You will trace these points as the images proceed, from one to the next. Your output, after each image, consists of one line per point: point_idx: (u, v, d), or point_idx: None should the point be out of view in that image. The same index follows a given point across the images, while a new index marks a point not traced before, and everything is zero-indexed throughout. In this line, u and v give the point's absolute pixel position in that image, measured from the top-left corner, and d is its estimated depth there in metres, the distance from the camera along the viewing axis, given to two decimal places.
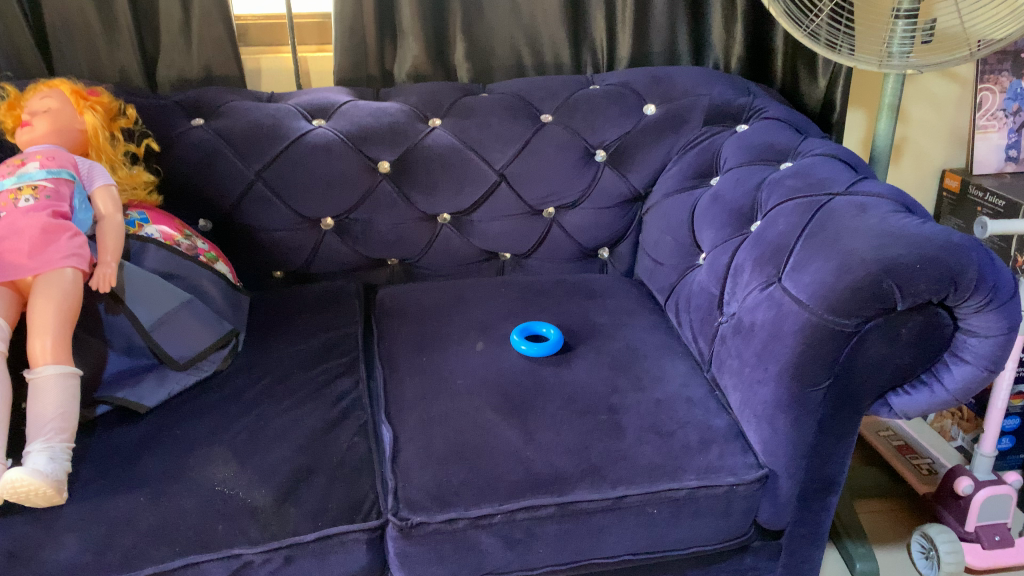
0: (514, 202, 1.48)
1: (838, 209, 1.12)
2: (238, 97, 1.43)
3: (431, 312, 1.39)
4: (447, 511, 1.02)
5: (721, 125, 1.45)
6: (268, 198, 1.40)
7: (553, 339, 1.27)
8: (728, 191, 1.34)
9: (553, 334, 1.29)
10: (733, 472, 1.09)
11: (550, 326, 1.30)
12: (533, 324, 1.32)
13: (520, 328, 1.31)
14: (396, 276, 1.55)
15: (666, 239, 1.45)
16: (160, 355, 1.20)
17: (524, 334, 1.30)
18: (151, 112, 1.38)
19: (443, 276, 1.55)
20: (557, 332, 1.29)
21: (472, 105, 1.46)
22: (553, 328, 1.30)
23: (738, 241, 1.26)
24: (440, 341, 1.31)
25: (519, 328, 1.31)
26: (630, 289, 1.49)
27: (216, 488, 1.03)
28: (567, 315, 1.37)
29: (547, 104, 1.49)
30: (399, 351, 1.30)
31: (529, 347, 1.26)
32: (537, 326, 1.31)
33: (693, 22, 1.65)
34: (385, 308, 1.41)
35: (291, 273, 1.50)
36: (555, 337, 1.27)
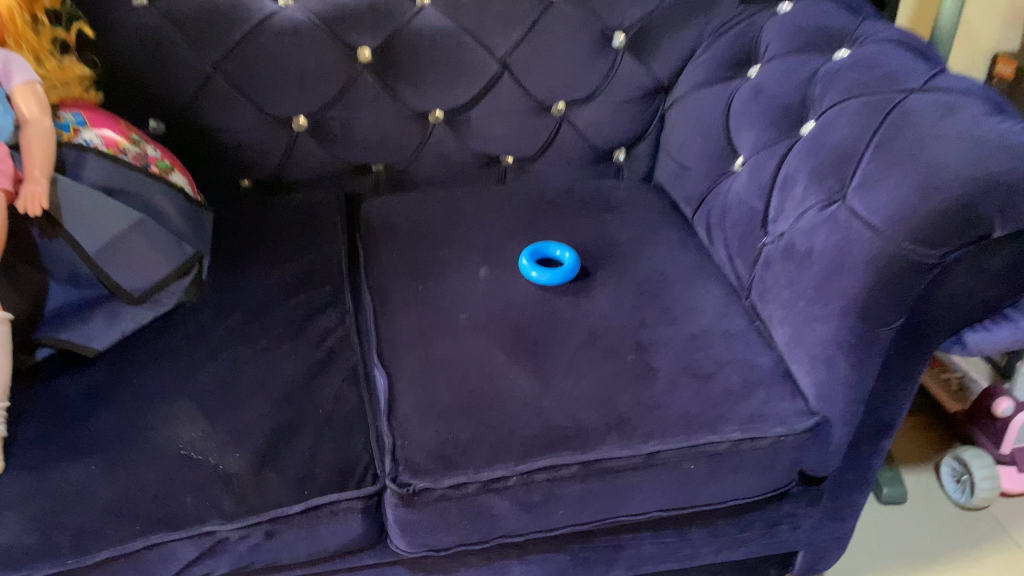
0: (519, 98, 1.27)
1: (917, 110, 0.92)
2: None
3: (427, 230, 1.21)
4: (454, 475, 0.87)
5: (761, 4, 1.24)
6: (230, 94, 1.19)
7: (570, 263, 1.10)
8: (772, 85, 1.14)
9: (568, 257, 1.12)
10: (782, 420, 0.94)
11: (564, 247, 1.13)
12: (544, 245, 1.14)
13: (528, 250, 1.13)
14: (383, 185, 1.34)
15: (697, 141, 1.26)
16: (111, 288, 1.01)
17: (533, 257, 1.13)
18: None
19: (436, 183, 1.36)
20: (572, 255, 1.12)
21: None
22: (568, 250, 1.13)
23: (788, 146, 1.07)
24: (438, 266, 1.14)
25: (528, 250, 1.14)
26: (651, 198, 1.31)
27: (180, 451, 0.88)
28: (582, 232, 1.20)
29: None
30: (391, 277, 1.13)
31: (541, 274, 1.09)
32: (549, 248, 1.14)
33: None
34: (373, 226, 1.23)
35: (260, 182, 1.29)
36: (571, 261, 1.10)
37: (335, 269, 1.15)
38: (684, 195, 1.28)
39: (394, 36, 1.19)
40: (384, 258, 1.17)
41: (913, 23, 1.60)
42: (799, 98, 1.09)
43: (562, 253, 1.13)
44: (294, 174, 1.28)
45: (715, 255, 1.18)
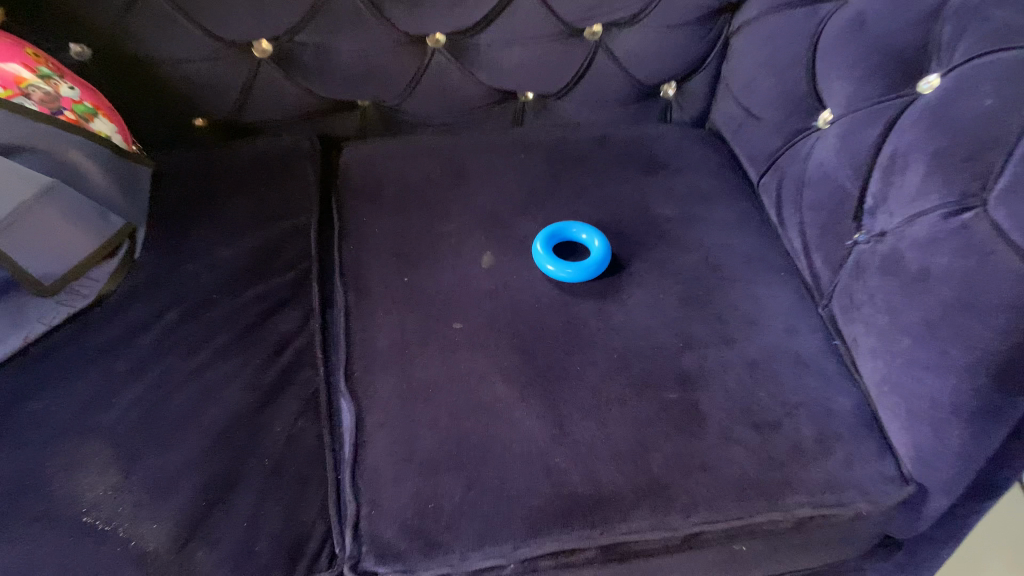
0: (541, 22, 0.97)
1: None
2: None
3: (420, 192, 0.96)
4: (433, 562, 0.66)
5: None
6: (168, 13, 0.90)
7: (597, 254, 0.85)
8: (877, 14, 0.84)
9: (595, 245, 0.87)
10: (865, 490, 0.72)
11: (590, 230, 0.88)
12: (566, 226, 0.88)
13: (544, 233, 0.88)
14: (369, 127, 1.09)
15: (769, 83, 0.98)
16: (12, 275, 0.77)
17: (551, 241, 0.88)
18: None
19: (438, 125, 1.10)
20: (601, 241, 0.86)
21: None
22: (596, 233, 0.87)
23: (897, 109, 0.79)
24: (430, 246, 0.90)
25: (544, 231, 0.89)
26: (707, 152, 1.03)
27: (83, 517, 0.67)
28: (616, 203, 0.94)
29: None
30: (372, 260, 0.89)
31: (563, 270, 0.84)
32: (572, 230, 0.88)
33: None
34: (356, 184, 0.98)
35: (218, 122, 1.04)
36: (599, 251, 0.85)
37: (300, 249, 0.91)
38: (751, 146, 1.02)
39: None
40: (364, 235, 0.92)
41: None
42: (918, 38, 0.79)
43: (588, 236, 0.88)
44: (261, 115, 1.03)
45: (790, 238, 0.92)
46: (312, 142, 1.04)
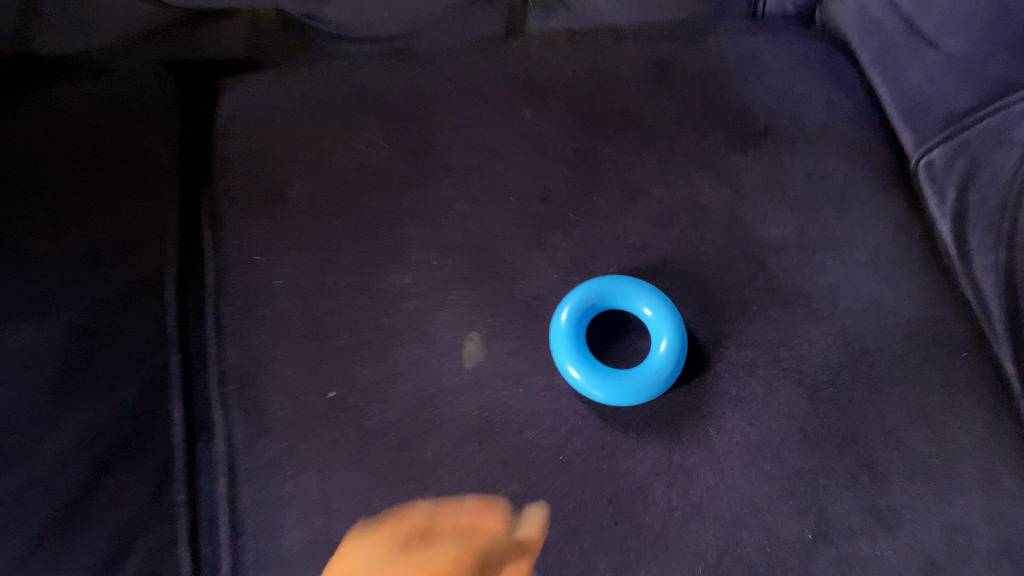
0: None
1: None
2: None
3: (347, 200, 0.56)
4: None
5: None
6: None
7: (657, 367, 0.49)
8: None
9: (659, 342, 0.50)
10: None
11: (660, 310, 0.50)
12: (624, 288, 0.51)
13: (582, 287, 0.51)
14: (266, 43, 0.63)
15: None
16: None
17: (592, 307, 0.51)
18: None
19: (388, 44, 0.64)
20: (672, 345, 0.49)
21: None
22: (670, 322, 0.50)
23: None
24: (369, 328, 0.52)
25: (585, 284, 0.51)
26: (832, 91, 0.61)
27: None
28: (684, 226, 0.56)
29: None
30: (272, 349, 0.52)
31: (590, 385, 0.48)
32: (631, 297, 0.51)
33: None
34: (239, 180, 0.57)
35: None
36: (659, 364, 0.49)
37: (147, 327, 0.51)
38: (908, 88, 0.59)
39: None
40: (256, 295, 0.54)
41: None
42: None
43: (655, 318, 0.50)
44: (71, 29, 0.57)
45: (987, 294, 0.53)
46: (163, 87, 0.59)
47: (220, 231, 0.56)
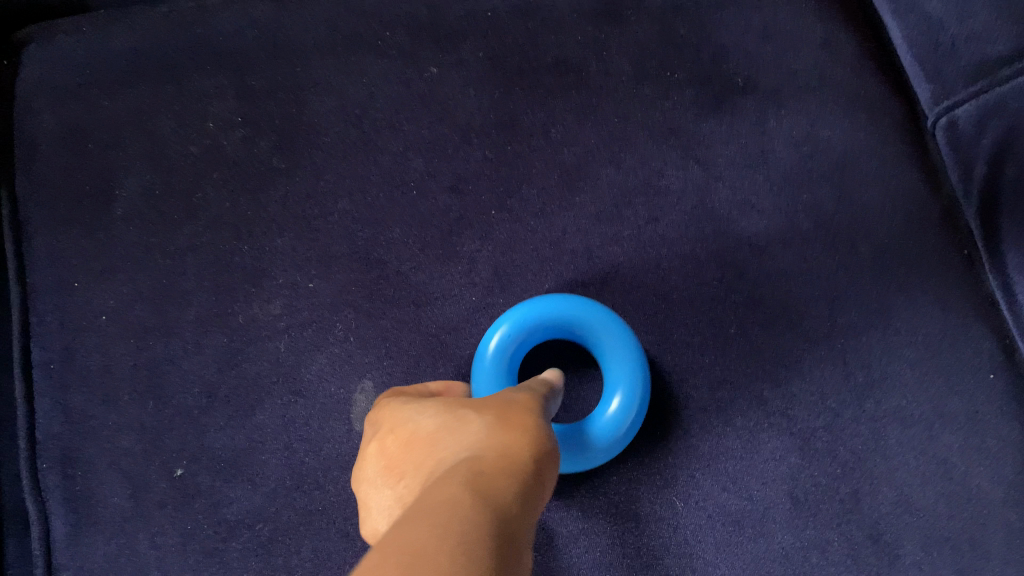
0: None
1: None
2: None
3: (206, 206, 0.44)
4: None
5: None
6: None
7: (601, 435, 0.37)
8: None
9: (609, 398, 0.38)
10: None
11: (615, 358, 0.38)
12: (573, 319, 0.38)
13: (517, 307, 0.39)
14: None
15: None
16: None
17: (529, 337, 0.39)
18: None
19: None
20: (625, 409, 0.37)
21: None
22: (628, 375, 0.38)
23: None
24: (237, 377, 0.41)
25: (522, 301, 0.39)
26: (834, 25, 0.47)
27: None
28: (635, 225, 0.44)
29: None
30: (112, 413, 0.41)
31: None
32: (582, 330, 0.39)
33: None
34: (54, 180, 0.44)
35: None
36: (604, 431, 0.37)
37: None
38: (929, 20, 0.43)
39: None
40: (86, 340, 0.42)
41: None
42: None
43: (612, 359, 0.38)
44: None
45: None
46: None
47: (25, 257, 0.43)
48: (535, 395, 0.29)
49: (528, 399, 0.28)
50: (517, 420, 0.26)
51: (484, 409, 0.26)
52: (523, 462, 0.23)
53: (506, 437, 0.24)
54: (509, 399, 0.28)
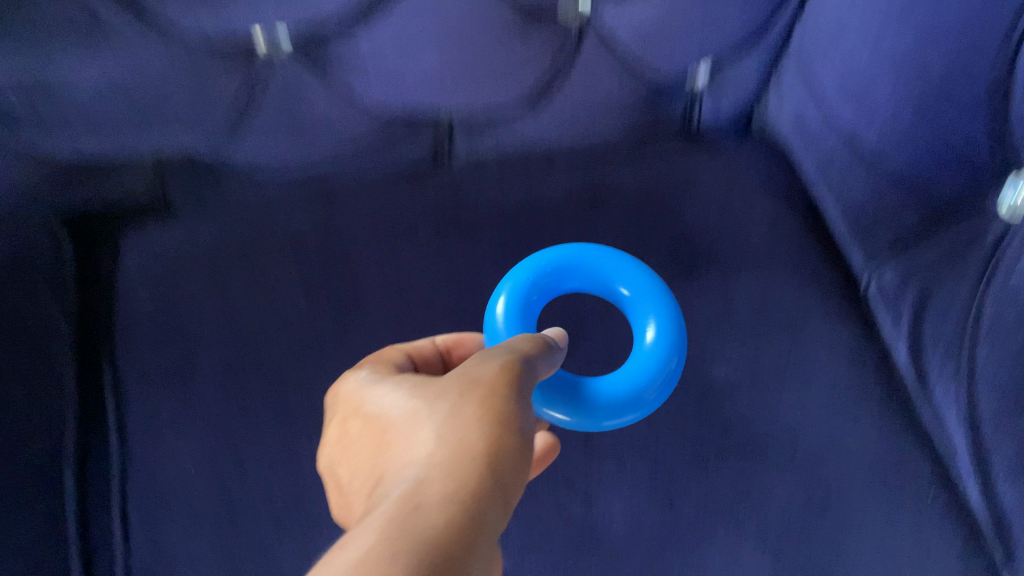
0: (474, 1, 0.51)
1: None
2: None
3: (272, 367, 0.52)
4: None
5: None
6: None
7: (634, 391, 0.45)
8: None
9: (643, 333, 0.47)
10: None
11: (640, 295, 0.48)
12: (591, 269, 0.49)
13: (544, 271, 0.49)
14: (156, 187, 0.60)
15: (903, 102, 0.52)
16: None
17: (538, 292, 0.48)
18: None
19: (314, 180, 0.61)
20: (660, 333, 0.47)
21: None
22: (652, 309, 0.48)
23: None
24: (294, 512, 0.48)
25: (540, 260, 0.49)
26: (775, 209, 0.60)
27: None
28: None
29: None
30: (190, 548, 0.47)
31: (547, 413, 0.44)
32: (599, 277, 0.49)
33: None
34: (147, 349, 0.53)
35: None
36: (652, 355, 0.46)
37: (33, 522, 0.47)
38: None
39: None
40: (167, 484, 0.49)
41: None
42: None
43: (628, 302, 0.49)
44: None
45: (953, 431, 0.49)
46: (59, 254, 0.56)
47: (123, 411, 0.51)
48: (514, 361, 0.35)
49: (504, 369, 0.35)
50: (475, 415, 0.33)
51: (448, 405, 0.33)
52: (468, 468, 0.31)
53: (454, 441, 0.32)
54: (479, 376, 0.34)
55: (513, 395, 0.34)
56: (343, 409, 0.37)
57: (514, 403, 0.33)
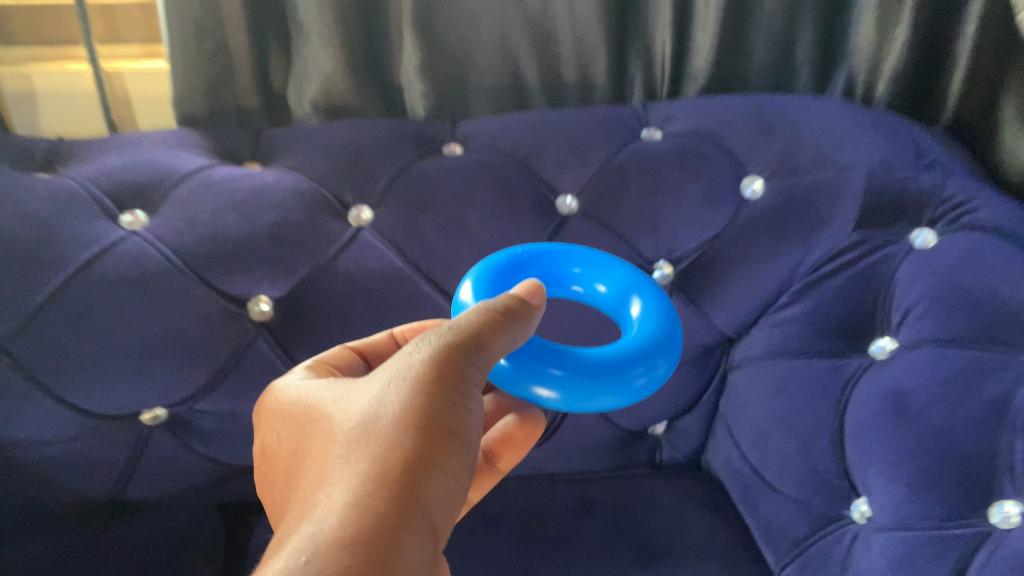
0: None
1: None
2: None
3: None
4: None
5: (885, 229, 0.82)
6: (26, 399, 0.71)
7: (618, 369, 0.61)
8: (922, 391, 0.71)
9: (634, 310, 0.68)
10: None
11: (631, 285, 0.70)
12: (569, 268, 0.71)
13: (519, 255, 0.70)
14: None
15: (787, 447, 0.81)
16: None
17: (501, 278, 0.68)
18: None
19: None
20: (641, 309, 0.68)
21: (428, 176, 0.82)
22: (638, 296, 0.69)
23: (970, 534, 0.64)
24: None
25: (499, 257, 0.70)
26: (711, 524, 0.85)
27: None
28: None
29: (569, 174, 0.86)
30: None
31: (539, 387, 0.60)
32: (570, 274, 0.71)
33: (826, 10, 0.93)
34: None
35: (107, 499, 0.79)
36: (645, 320, 0.66)
37: None
38: None
39: (320, 272, 0.79)
40: None
41: None
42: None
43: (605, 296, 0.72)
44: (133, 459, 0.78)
45: None
46: (211, 526, 0.81)
47: None
48: (439, 358, 0.48)
49: (429, 367, 0.48)
50: (383, 441, 0.45)
51: (359, 449, 0.45)
52: (371, 496, 0.42)
53: (362, 467, 0.44)
54: (408, 396, 0.47)
55: (433, 398, 0.47)
56: (291, 420, 0.52)
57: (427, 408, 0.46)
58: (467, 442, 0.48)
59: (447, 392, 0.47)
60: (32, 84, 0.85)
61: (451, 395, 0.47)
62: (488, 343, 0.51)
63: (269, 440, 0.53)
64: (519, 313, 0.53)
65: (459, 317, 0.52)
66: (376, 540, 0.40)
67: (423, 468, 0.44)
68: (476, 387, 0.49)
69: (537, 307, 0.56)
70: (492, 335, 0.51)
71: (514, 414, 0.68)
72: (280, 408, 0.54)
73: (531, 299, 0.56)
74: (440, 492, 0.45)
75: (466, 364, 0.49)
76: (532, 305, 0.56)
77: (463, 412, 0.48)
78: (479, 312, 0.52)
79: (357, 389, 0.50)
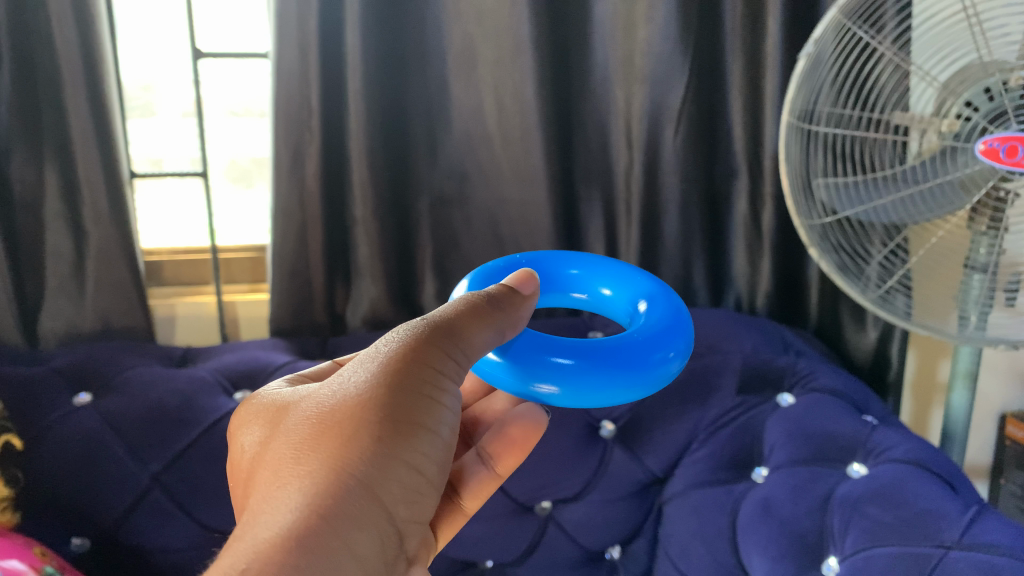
0: (501, 501, 1.17)
1: None
2: (127, 375, 1.12)
3: None
4: None
5: (758, 394, 1.20)
6: (168, 511, 1.05)
7: (625, 358, 0.80)
8: (781, 498, 1.03)
9: (643, 304, 0.92)
10: None
11: (645, 291, 0.94)
12: (575, 279, 0.99)
13: (519, 260, 0.98)
14: None
15: (701, 552, 1.08)
16: None
17: (495, 275, 0.92)
18: (58, 430, 1.06)
19: None
20: (649, 303, 0.92)
21: None
22: (648, 290, 0.94)
23: None
24: None
25: (496, 264, 0.96)
26: None
27: None
28: None
29: None
30: None
31: (544, 381, 0.79)
32: (572, 285, 0.99)
33: (712, 253, 1.37)
34: None
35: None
36: (653, 313, 0.89)
37: None
38: None
39: None
40: None
41: (915, 419, 1.55)
42: (846, 464, 1.04)
43: (610, 297, 0.98)
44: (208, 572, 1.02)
45: None
46: None
47: None
48: (398, 366, 0.67)
49: (389, 372, 0.66)
50: (336, 442, 0.62)
51: (316, 452, 0.61)
52: (321, 491, 0.59)
53: (316, 469, 0.60)
54: (384, 379, 0.65)
55: (386, 401, 0.64)
56: (265, 421, 0.68)
57: (378, 408, 0.64)
58: (425, 428, 0.65)
59: (407, 388, 0.66)
60: (174, 310, 1.32)
61: (403, 394, 0.65)
62: (463, 333, 0.71)
63: (248, 431, 0.69)
64: (503, 302, 0.76)
65: (437, 315, 0.72)
66: (326, 524, 0.57)
67: (381, 457, 0.62)
68: (438, 377, 0.68)
69: (514, 301, 0.77)
70: (465, 325, 0.72)
71: (520, 422, 0.87)
72: (266, 400, 0.72)
73: (513, 295, 0.78)
74: (382, 474, 0.62)
75: (437, 354, 0.68)
76: (515, 299, 0.78)
77: (428, 402, 0.66)
78: (466, 305, 0.74)
79: (329, 390, 0.67)
